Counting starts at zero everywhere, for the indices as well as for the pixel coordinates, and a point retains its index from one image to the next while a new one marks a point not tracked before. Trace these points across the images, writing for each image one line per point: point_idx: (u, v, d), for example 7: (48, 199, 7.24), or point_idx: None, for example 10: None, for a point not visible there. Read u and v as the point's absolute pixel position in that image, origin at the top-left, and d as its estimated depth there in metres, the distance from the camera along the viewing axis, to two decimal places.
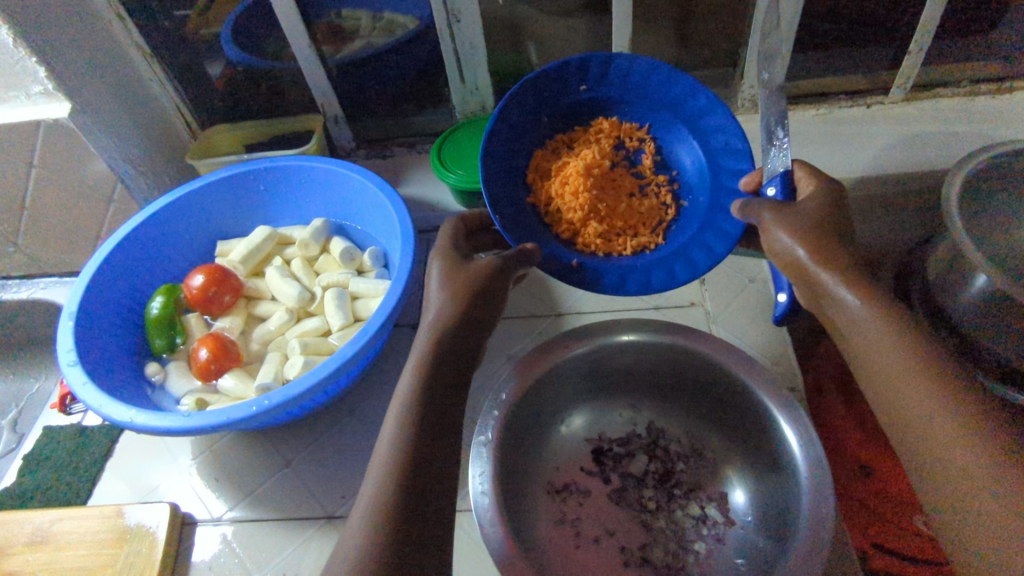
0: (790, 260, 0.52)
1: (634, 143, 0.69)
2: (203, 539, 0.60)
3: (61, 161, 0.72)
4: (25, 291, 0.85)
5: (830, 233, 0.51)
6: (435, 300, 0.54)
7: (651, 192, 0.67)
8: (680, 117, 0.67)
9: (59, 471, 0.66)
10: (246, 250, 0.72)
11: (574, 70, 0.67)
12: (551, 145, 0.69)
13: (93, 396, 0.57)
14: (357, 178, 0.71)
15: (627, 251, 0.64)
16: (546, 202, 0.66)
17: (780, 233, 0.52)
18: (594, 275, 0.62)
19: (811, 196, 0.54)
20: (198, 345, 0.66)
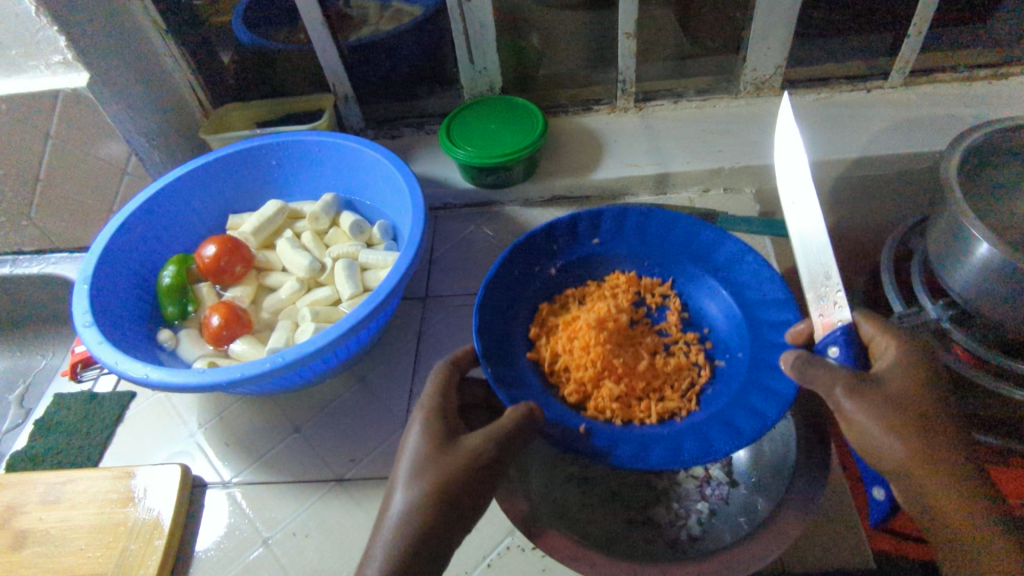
0: (885, 458, 0.45)
1: (656, 299, 0.66)
2: (212, 501, 0.60)
3: (78, 132, 0.73)
4: (36, 266, 0.86)
5: (929, 425, 0.44)
6: (409, 493, 0.44)
7: (678, 351, 0.61)
8: (706, 268, 0.65)
9: (71, 435, 0.66)
10: (258, 222, 0.73)
11: (585, 223, 0.68)
12: (560, 299, 0.66)
13: (109, 353, 0.58)
14: (367, 151, 0.72)
15: (650, 418, 0.55)
16: (551, 358, 0.60)
17: (870, 425, 0.45)
18: (608, 442, 0.52)
19: (899, 364, 0.47)
20: (210, 312, 0.66)
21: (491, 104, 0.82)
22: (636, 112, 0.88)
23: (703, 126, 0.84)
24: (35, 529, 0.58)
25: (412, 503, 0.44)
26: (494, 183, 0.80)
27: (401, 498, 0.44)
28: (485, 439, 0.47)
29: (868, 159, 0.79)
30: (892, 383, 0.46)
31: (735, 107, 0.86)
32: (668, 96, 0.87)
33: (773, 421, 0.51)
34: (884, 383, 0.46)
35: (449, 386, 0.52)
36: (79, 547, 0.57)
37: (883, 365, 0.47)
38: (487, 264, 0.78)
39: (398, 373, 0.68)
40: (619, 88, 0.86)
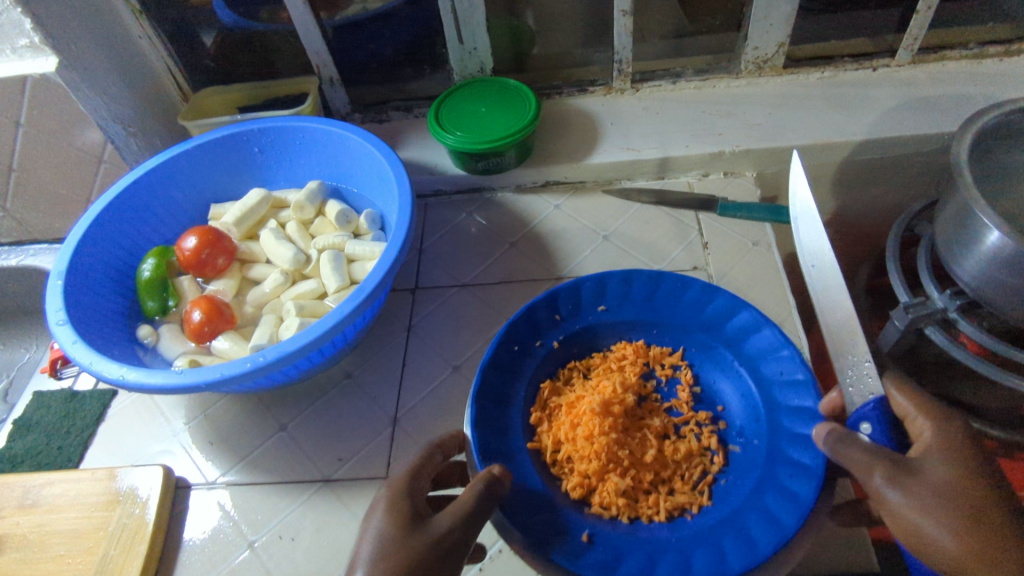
0: (932, 553, 0.41)
1: (666, 372, 0.62)
2: (197, 503, 0.58)
3: (51, 119, 0.70)
4: (15, 258, 0.83)
5: (983, 520, 0.40)
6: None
7: (689, 434, 0.57)
8: (719, 338, 0.61)
9: (50, 434, 0.64)
10: (240, 212, 0.71)
11: (589, 291, 0.64)
12: (563, 373, 0.62)
13: (84, 353, 0.55)
14: (350, 136, 0.69)
15: (659, 518, 0.52)
16: (553, 446, 0.56)
17: (916, 522, 0.41)
18: (611, 554, 0.49)
19: (939, 448, 0.43)
20: (191, 307, 0.64)
21: (482, 86, 0.79)
22: (633, 93, 0.84)
23: (703, 108, 0.81)
24: (12, 534, 0.56)
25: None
26: (485, 169, 0.77)
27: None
28: (456, 514, 0.43)
29: (874, 141, 0.76)
30: (935, 472, 0.42)
31: (736, 87, 0.83)
32: (667, 76, 0.84)
33: (793, 529, 0.47)
34: (926, 471, 0.42)
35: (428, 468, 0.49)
36: (58, 552, 0.55)
37: (920, 448, 0.44)
38: (478, 254, 0.76)
39: (386, 366, 0.66)
40: (615, 69, 0.82)
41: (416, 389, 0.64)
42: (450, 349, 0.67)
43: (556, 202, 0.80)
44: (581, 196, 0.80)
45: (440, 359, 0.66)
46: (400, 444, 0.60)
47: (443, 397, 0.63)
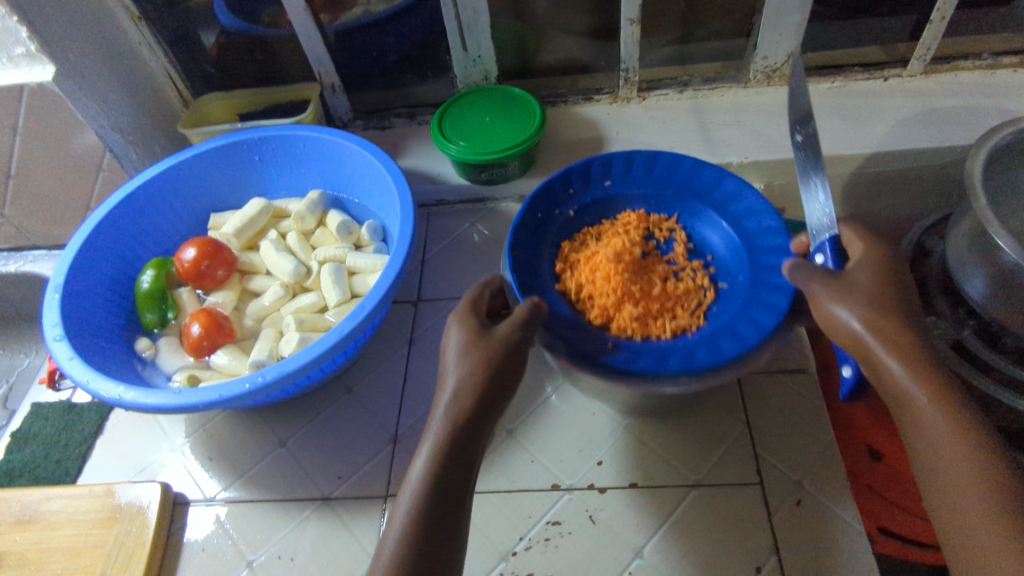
0: (846, 336, 0.46)
1: (663, 233, 0.63)
2: (195, 520, 0.58)
3: (50, 126, 0.69)
4: (14, 264, 0.82)
5: (892, 305, 0.45)
6: (460, 379, 0.46)
7: (685, 276, 0.59)
8: (709, 203, 0.63)
9: (48, 447, 0.64)
10: (241, 223, 0.70)
11: (597, 165, 0.65)
12: (577, 237, 0.62)
13: (80, 370, 0.54)
14: (352, 148, 0.68)
15: (666, 335, 0.54)
16: (575, 288, 0.58)
17: (834, 309, 0.46)
18: (632, 355, 0.52)
19: (867, 258, 0.48)
20: (191, 320, 0.63)
21: (486, 94, 0.78)
22: (639, 102, 0.83)
23: (710, 118, 0.80)
24: (12, 550, 0.56)
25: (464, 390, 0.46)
26: (488, 179, 0.76)
27: (457, 381, 0.46)
28: (519, 321, 0.48)
29: (885, 153, 0.75)
30: (858, 272, 0.47)
31: (743, 96, 0.82)
32: (674, 84, 0.83)
33: (773, 326, 0.50)
34: (853, 272, 0.47)
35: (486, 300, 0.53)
36: (56, 571, 0.54)
37: (855, 260, 0.48)
38: (481, 264, 0.75)
39: (387, 383, 0.65)
40: (622, 76, 0.81)
41: (417, 406, 0.63)
42: None
43: None
44: None
45: None
46: (400, 462, 0.59)
47: None
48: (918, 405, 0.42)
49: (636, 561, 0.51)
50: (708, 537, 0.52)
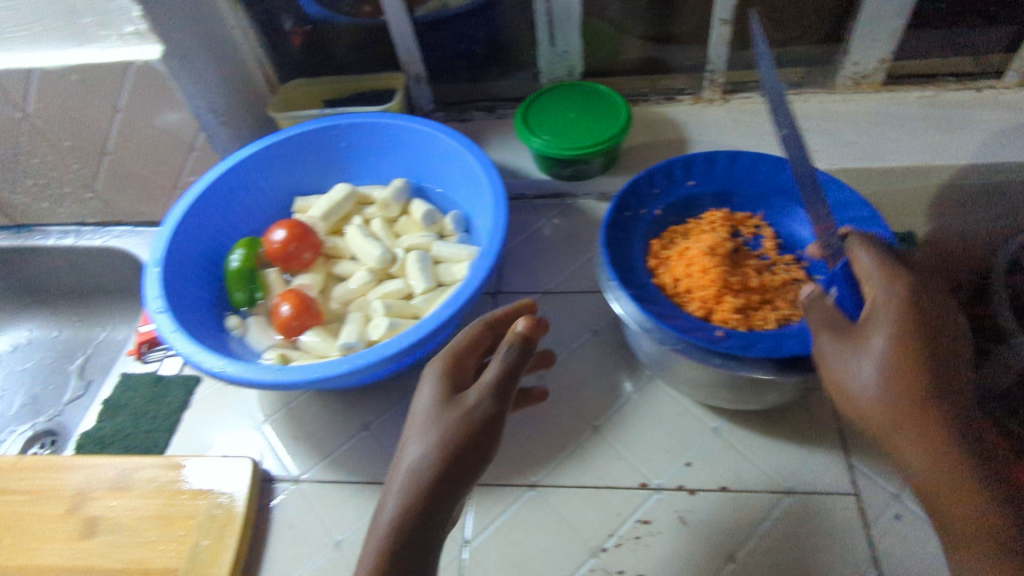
0: (860, 402, 0.41)
1: (750, 229, 0.61)
2: (283, 497, 0.59)
3: (147, 105, 0.70)
4: (100, 239, 0.85)
5: (912, 369, 0.40)
6: (425, 445, 0.40)
7: (780, 270, 0.58)
8: (794, 199, 0.62)
9: (137, 418, 0.65)
10: (328, 206, 0.71)
11: (679, 165, 0.63)
12: (665, 236, 0.61)
13: (182, 342, 0.56)
14: (441, 137, 0.69)
15: (770, 325, 0.53)
16: (672, 285, 0.56)
17: (847, 373, 0.41)
18: (744, 342, 0.50)
19: (885, 307, 0.41)
20: (281, 300, 0.64)
21: (571, 89, 0.77)
22: (722, 104, 0.82)
23: (795, 124, 0.79)
24: (106, 516, 0.56)
25: (430, 460, 0.40)
26: (569, 175, 0.77)
27: (421, 447, 0.40)
28: (499, 373, 0.43)
29: (979, 166, 0.73)
30: (873, 339, 0.41)
31: (828, 103, 0.81)
32: (759, 88, 0.82)
33: None
34: (867, 334, 0.42)
35: (481, 344, 0.49)
36: (149, 539, 0.55)
37: (871, 304, 0.42)
38: (562, 260, 0.74)
39: None
40: (707, 78, 0.80)
41: None
42: None
43: None
44: None
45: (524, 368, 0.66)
46: None
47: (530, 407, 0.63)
48: (933, 479, 0.39)
49: (730, 565, 0.51)
50: (804, 544, 0.51)
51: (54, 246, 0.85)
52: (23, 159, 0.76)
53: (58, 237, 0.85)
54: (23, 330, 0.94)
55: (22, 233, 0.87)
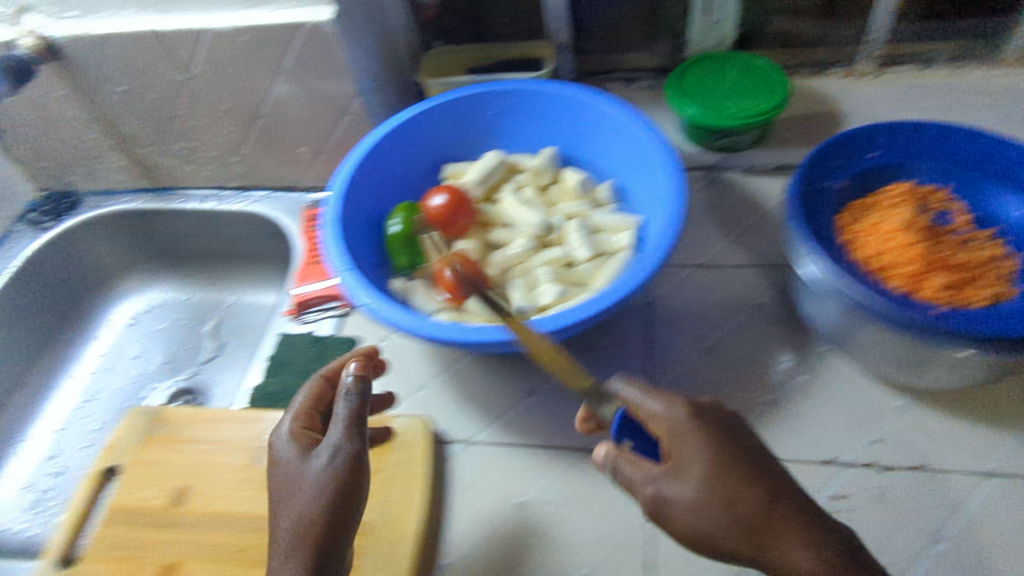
0: (684, 530, 0.41)
1: (939, 203, 0.59)
2: (458, 458, 0.59)
3: (310, 67, 0.69)
4: (240, 203, 0.86)
5: (734, 488, 0.41)
6: (309, 505, 0.45)
7: (979, 246, 0.56)
8: (989, 171, 0.59)
9: (303, 376, 0.66)
10: (482, 173, 0.70)
11: (861, 136, 0.60)
12: (850, 210, 0.59)
13: (367, 296, 0.57)
14: (601, 104, 0.67)
15: (981, 302, 0.51)
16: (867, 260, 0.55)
17: (671, 501, 0.41)
18: (962, 320, 0.49)
19: (674, 431, 0.43)
20: (446, 265, 0.64)
21: (722, 59, 0.76)
22: (875, 77, 0.79)
23: (957, 99, 0.75)
24: None
25: (313, 525, 0.44)
26: (724, 145, 0.76)
27: (304, 509, 0.45)
28: (348, 424, 0.48)
29: None
30: (693, 470, 0.42)
31: (993, 77, 0.76)
32: (917, 61, 0.78)
33: None
34: (685, 457, 0.42)
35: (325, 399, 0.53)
36: None
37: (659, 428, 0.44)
38: (714, 232, 0.73)
39: (632, 344, 0.65)
40: (864, 50, 0.78)
41: (668, 368, 0.63)
42: (697, 327, 0.66)
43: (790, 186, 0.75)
44: None
45: (688, 339, 0.65)
46: None
47: (698, 380, 0.62)
48: None
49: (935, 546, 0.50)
50: (1006, 535, 0.50)
51: (195, 209, 0.87)
52: (178, 121, 0.77)
53: (199, 201, 0.88)
54: (155, 291, 0.95)
55: (163, 195, 0.89)
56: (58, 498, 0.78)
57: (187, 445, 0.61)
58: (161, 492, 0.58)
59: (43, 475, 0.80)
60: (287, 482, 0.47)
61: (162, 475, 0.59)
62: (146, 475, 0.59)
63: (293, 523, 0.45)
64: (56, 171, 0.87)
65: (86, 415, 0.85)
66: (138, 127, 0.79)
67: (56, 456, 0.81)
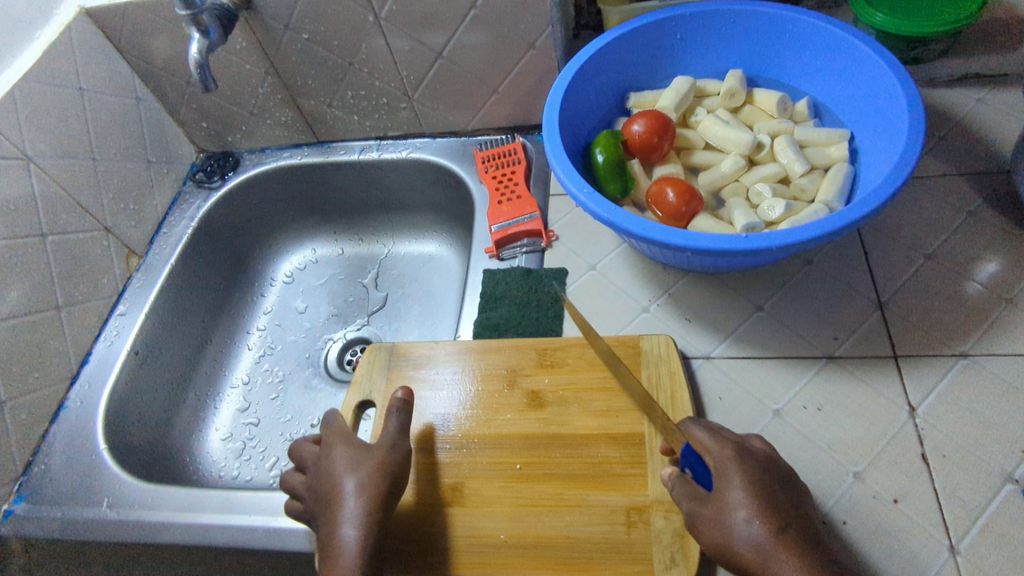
0: (727, 545, 0.44)
1: None
2: (700, 372, 0.61)
3: (506, 3, 0.69)
4: (403, 150, 0.87)
5: (770, 512, 0.44)
6: (353, 494, 0.51)
7: None
8: None
9: (521, 307, 0.68)
10: (677, 97, 0.70)
11: None
12: None
13: (605, 209, 0.57)
14: (804, 17, 0.66)
15: None
16: None
17: (724, 519, 0.45)
18: None
19: (729, 460, 0.47)
20: (664, 187, 0.65)
21: None
22: None
23: None
24: (546, 390, 0.60)
25: (364, 509, 0.50)
26: (913, 54, 0.74)
27: (347, 493, 0.51)
28: (397, 429, 0.56)
29: None
30: (731, 484, 0.46)
31: None
32: None
33: None
34: (725, 487, 0.46)
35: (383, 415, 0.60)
36: (601, 409, 0.58)
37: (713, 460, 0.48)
38: None
39: (849, 256, 0.66)
40: None
41: (893, 275, 0.64)
42: (913, 237, 0.66)
43: (979, 95, 0.74)
44: (1007, 89, 0.74)
45: (906, 249, 0.65)
46: (897, 326, 0.60)
47: (927, 285, 0.62)
48: None
49: None
50: None
51: (357, 160, 0.88)
52: (356, 69, 0.78)
53: (360, 151, 0.88)
54: (308, 249, 0.97)
55: (323, 148, 0.90)
56: (262, 445, 0.80)
57: (435, 376, 0.63)
58: (423, 419, 0.60)
59: (241, 425, 0.82)
60: (325, 472, 0.54)
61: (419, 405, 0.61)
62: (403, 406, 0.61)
63: (324, 495, 0.53)
64: (218, 131, 0.89)
65: (269, 367, 0.87)
66: (313, 79, 0.80)
67: (249, 407, 0.84)
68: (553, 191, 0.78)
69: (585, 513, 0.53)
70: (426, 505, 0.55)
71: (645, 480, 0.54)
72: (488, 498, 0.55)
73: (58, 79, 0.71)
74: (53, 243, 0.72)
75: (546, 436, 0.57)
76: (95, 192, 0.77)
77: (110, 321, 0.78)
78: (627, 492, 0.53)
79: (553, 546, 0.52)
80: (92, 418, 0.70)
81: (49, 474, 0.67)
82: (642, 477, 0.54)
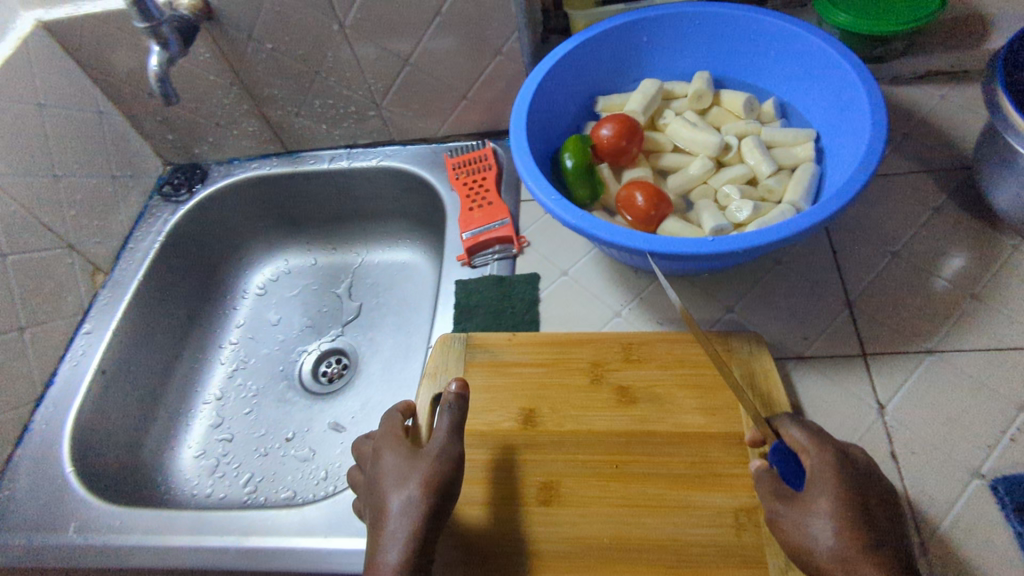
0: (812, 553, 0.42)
1: None
2: None
3: (470, 9, 0.68)
4: (373, 158, 0.86)
5: (864, 525, 0.42)
6: (399, 508, 0.47)
7: None
8: None
9: (494, 314, 0.68)
10: (645, 100, 0.70)
11: None
12: None
13: (577, 216, 0.56)
14: (766, 18, 0.66)
15: None
16: None
17: (812, 524, 0.42)
18: None
19: (829, 464, 0.44)
20: (632, 190, 0.65)
21: None
22: None
23: None
24: (636, 386, 0.58)
25: (413, 525, 0.46)
26: (878, 53, 0.75)
27: (394, 507, 0.47)
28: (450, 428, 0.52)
29: None
30: (824, 488, 0.43)
31: None
32: None
33: None
34: (817, 492, 0.43)
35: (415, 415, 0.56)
36: (695, 406, 0.56)
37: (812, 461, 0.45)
38: None
39: (818, 255, 0.66)
40: None
41: (860, 273, 0.64)
42: (880, 234, 0.66)
43: (942, 92, 0.75)
44: (968, 86, 0.75)
45: (873, 247, 0.65)
46: (865, 324, 0.61)
47: (894, 282, 0.63)
48: None
49: None
50: None
51: (327, 169, 0.87)
52: (322, 77, 0.77)
53: (329, 161, 0.88)
54: (280, 259, 0.96)
55: (292, 158, 0.89)
56: (235, 461, 0.79)
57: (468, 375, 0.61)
58: (502, 416, 0.58)
59: (214, 441, 0.81)
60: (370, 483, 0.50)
61: (506, 398, 0.59)
62: (487, 400, 0.59)
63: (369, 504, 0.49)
64: (184, 143, 0.88)
65: (242, 382, 0.86)
66: (280, 88, 0.79)
67: (222, 423, 0.82)
68: (524, 197, 0.78)
69: (691, 515, 0.51)
70: (498, 508, 0.54)
71: (748, 480, 0.52)
72: (586, 497, 0.53)
73: (16, 94, 0.70)
74: (14, 262, 0.70)
75: (632, 433, 0.56)
76: (57, 208, 0.75)
77: (76, 340, 0.76)
78: (733, 494, 0.52)
79: (659, 549, 0.50)
80: (58, 440, 0.69)
81: (14, 500, 0.65)
82: (747, 479, 0.52)
